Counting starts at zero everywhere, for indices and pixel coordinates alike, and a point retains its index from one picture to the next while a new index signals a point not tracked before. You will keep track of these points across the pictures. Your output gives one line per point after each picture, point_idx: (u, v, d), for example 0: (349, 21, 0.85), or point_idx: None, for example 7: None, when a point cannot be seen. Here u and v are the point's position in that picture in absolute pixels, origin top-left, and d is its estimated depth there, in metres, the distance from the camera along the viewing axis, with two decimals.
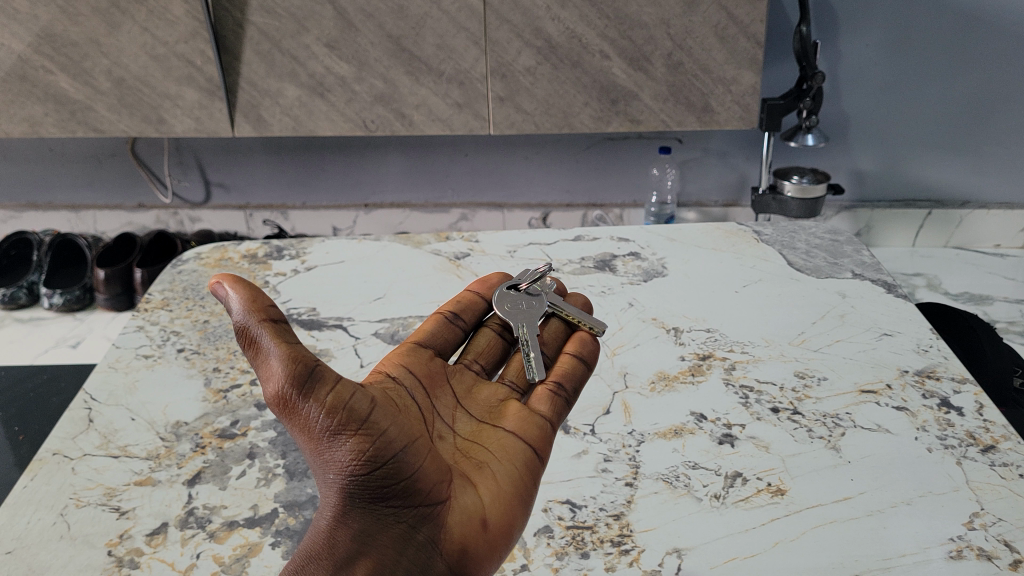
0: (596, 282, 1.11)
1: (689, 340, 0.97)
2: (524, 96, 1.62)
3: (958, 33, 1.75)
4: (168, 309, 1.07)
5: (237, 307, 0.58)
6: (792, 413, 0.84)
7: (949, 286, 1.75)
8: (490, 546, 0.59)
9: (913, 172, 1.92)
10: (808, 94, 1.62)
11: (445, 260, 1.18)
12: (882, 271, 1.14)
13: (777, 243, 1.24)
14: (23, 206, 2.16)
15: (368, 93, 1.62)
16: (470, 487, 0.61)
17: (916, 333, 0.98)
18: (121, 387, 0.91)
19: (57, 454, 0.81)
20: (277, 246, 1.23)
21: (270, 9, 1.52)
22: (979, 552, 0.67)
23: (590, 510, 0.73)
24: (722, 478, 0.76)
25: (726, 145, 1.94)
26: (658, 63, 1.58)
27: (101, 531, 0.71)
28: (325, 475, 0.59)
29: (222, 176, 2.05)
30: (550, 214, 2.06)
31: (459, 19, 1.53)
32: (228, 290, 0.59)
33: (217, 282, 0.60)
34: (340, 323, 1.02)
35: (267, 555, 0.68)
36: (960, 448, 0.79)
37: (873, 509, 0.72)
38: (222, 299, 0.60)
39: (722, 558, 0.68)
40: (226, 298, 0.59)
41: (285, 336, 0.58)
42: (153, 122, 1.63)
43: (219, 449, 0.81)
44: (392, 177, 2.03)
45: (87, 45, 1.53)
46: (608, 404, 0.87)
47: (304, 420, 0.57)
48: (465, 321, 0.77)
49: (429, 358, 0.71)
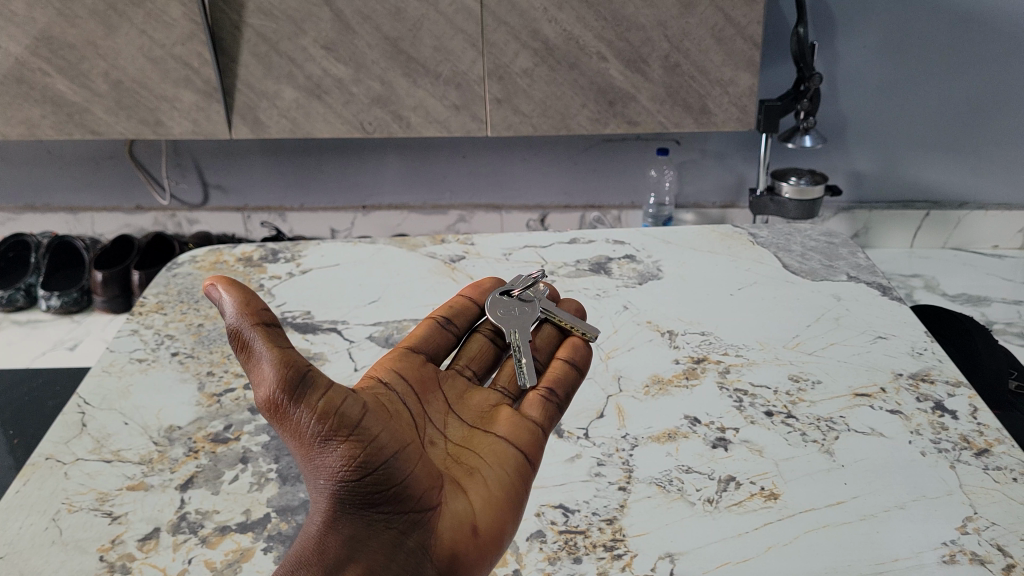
0: (592, 285, 1.11)
1: (683, 343, 0.97)
2: (522, 97, 1.62)
3: (955, 34, 1.75)
4: (162, 312, 1.07)
5: (230, 309, 0.58)
6: (785, 417, 0.84)
7: (946, 287, 1.75)
8: (481, 552, 0.59)
9: (911, 173, 1.92)
10: (806, 95, 1.61)
11: (440, 263, 1.18)
12: (877, 274, 1.14)
13: (772, 245, 1.23)
14: (21, 208, 2.15)
15: (365, 95, 1.61)
16: (461, 493, 0.61)
17: (911, 336, 0.98)
18: (115, 392, 0.90)
19: (50, 458, 0.81)
20: (273, 249, 1.23)
21: (266, 11, 1.52)
22: (972, 556, 0.67)
23: (583, 514, 0.73)
24: (715, 482, 0.76)
25: (724, 146, 1.94)
26: (655, 65, 1.58)
27: (93, 535, 0.71)
28: (316, 481, 0.58)
29: (220, 178, 2.05)
30: (548, 215, 2.05)
31: (457, 21, 1.53)
32: (221, 292, 0.59)
33: (211, 284, 0.59)
34: (335, 326, 1.02)
35: (259, 560, 0.68)
36: (953, 452, 0.78)
37: (867, 513, 0.72)
38: (214, 301, 0.59)
39: (716, 562, 0.67)
40: (219, 300, 0.59)
41: (278, 340, 0.57)
42: (151, 124, 1.63)
43: (212, 453, 0.81)
44: (390, 179, 2.03)
45: (85, 47, 1.53)
46: (602, 408, 0.86)
47: (295, 425, 0.57)
48: (457, 325, 0.77)
49: (421, 363, 0.71)
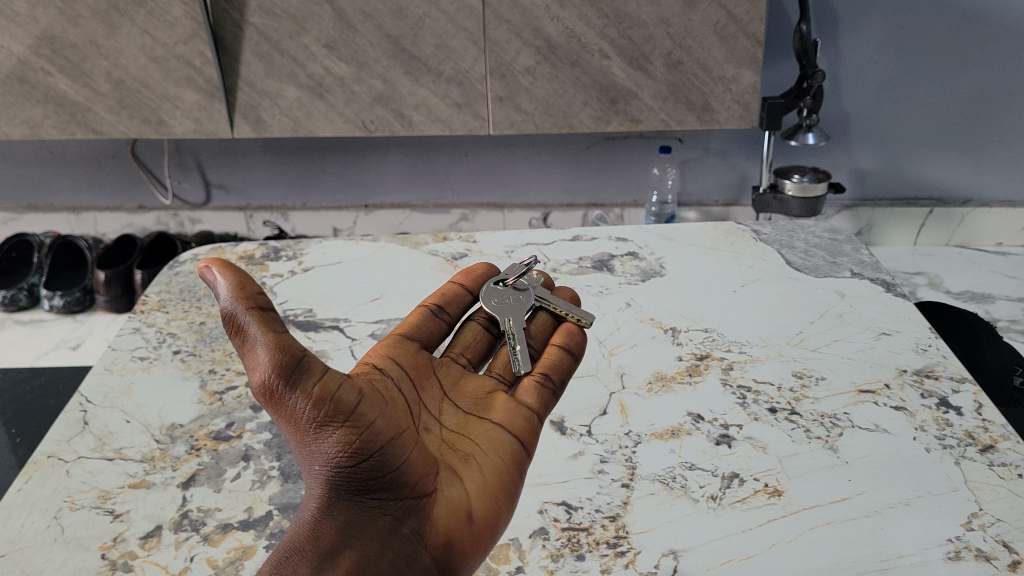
0: (594, 282, 1.11)
1: (686, 340, 0.97)
2: (524, 96, 1.61)
3: (960, 30, 1.74)
4: (164, 310, 1.07)
5: (224, 292, 0.57)
6: (789, 413, 0.84)
7: (950, 284, 1.74)
8: (475, 539, 0.59)
9: (914, 171, 1.92)
10: (808, 92, 1.60)
11: (442, 261, 1.18)
12: (881, 271, 1.14)
13: (775, 243, 1.23)
14: (23, 207, 2.15)
15: (368, 94, 1.61)
16: (456, 480, 0.61)
17: (915, 332, 0.98)
18: (117, 390, 0.90)
19: (52, 457, 0.81)
20: (275, 248, 1.23)
21: (269, 10, 1.51)
22: (977, 552, 0.67)
23: (586, 511, 0.73)
24: (719, 478, 0.76)
25: (726, 144, 1.94)
26: (657, 62, 1.58)
27: (95, 533, 0.71)
28: (310, 467, 0.58)
29: (223, 177, 2.05)
30: (550, 214, 2.06)
31: (458, 19, 1.53)
32: (216, 275, 0.58)
33: (205, 267, 0.58)
34: (337, 324, 1.02)
35: (260, 556, 0.68)
36: (958, 448, 0.78)
37: (871, 509, 0.71)
38: (210, 285, 0.58)
39: (719, 559, 0.67)
40: (214, 283, 0.58)
41: (273, 325, 0.57)
42: (153, 123, 1.63)
43: (214, 451, 0.81)
44: (392, 178, 2.03)
45: (87, 46, 1.53)
46: (605, 405, 0.86)
47: (290, 411, 0.57)
48: (449, 313, 0.76)
49: (416, 350, 0.71)
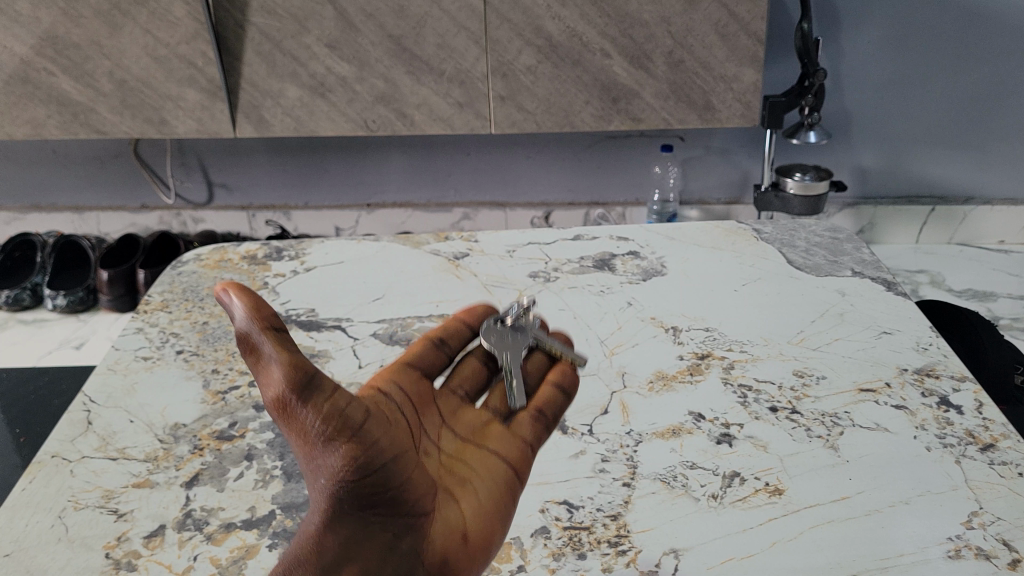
0: (596, 281, 1.11)
1: (688, 339, 0.97)
2: (525, 95, 1.61)
3: (960, 28, 1.74)
4: (167, 310, 1.07)
5: (240, 313, 0.56)
6: (790, 412, 0.84)
7: (952, 283, 1.74)
8: (470, 557, 0.61)
9: (916, 169, 1.91)
10: (811, 91, 1.61)
11: (444, 261, 1.18)
12: (883, 269, 1.14)
13: (777, 241, 1.23)
14: (27, 207, 2.16)
15: (369, 93, 1.62)
16: (452, 501, 0.63)
17: (916, 331, 0.98)
18: (120, 390, 0.91)
19: (55, 457, 0.81)
20: (277, 248, 1.23)
21: (270, 10, 1.52)
22: (977, 551, 0.67)
23: (587, 510, 0.73)
24: (719, 477, 0.76)
25: (728, 142, 1.94)
26: (658, 61, 1.58)
27: (100, 533, 0.71)
28: (316, 482, 0.57)
29: (225, 177, 2.06)
30: (552, 212, 2.05)
31: (459, 19, 1.53)
32: (231, 297, 0.57)
33: (221, 289, 0.58)
34: (339, 324, 1.02)
35: (264, 556, 0.69)
36: (959, 447, 0.78)
37: (871, 509, 0.72)
38: (225, 306, 0.58)
39: (720, 558, 0.67)
40: (229, 305, 0.57)
41: (287, 344, 0.56)
42: (156, 123, 1.63)
43: (217, 451, 0.81)
44: (394, 177, 2.03)
45: (89, 46, 1.53)
46: (607, 404, 0.86)
47: (300, 425, 0.55)
48: (450, 347, 0.76)
49: (417, 378, 0.70)
